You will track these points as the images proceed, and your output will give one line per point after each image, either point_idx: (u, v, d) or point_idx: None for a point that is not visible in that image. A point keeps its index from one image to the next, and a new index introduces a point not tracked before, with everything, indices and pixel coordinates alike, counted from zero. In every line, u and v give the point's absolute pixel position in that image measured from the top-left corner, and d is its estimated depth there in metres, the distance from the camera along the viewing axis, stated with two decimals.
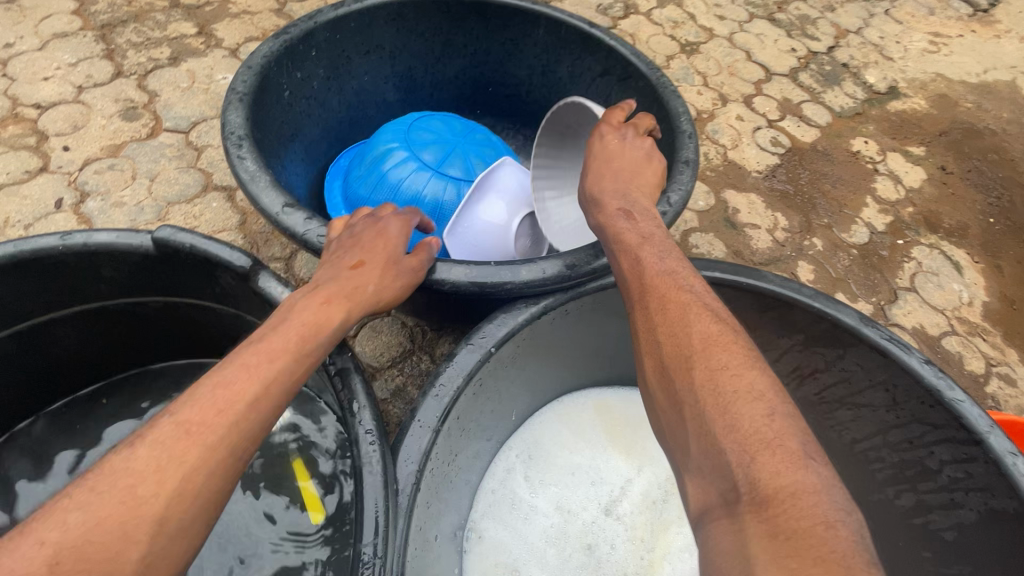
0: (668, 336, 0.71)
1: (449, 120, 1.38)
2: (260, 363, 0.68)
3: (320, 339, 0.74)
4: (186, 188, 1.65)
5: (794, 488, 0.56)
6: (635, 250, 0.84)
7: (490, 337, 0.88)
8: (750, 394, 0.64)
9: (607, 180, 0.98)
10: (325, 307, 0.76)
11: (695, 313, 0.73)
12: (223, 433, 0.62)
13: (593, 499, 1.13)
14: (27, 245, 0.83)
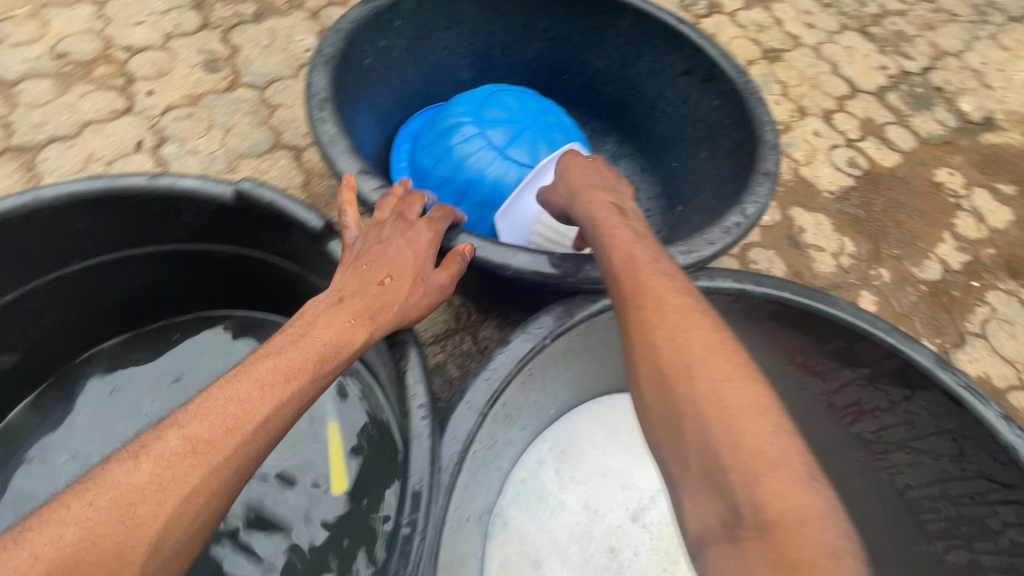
0: (668, 339, 0.71)
1: (523, 100, 1.37)
2: (273, 383, 0.69)
3: (336, 360, 0.74)
4: (256, 144, 1.69)
5: (798, 513, 0.56)
6: (629, 246, 0.84)
7: (546, 330, 0.87)
8: (751, 409, 0.64)
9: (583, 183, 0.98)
10: (344, 326, 0.76)
11: (691, 316, 0.74)
12: (226, 457, 0.63)
13: (621, 504, 1.11)
14: (118, 182, 0.86)
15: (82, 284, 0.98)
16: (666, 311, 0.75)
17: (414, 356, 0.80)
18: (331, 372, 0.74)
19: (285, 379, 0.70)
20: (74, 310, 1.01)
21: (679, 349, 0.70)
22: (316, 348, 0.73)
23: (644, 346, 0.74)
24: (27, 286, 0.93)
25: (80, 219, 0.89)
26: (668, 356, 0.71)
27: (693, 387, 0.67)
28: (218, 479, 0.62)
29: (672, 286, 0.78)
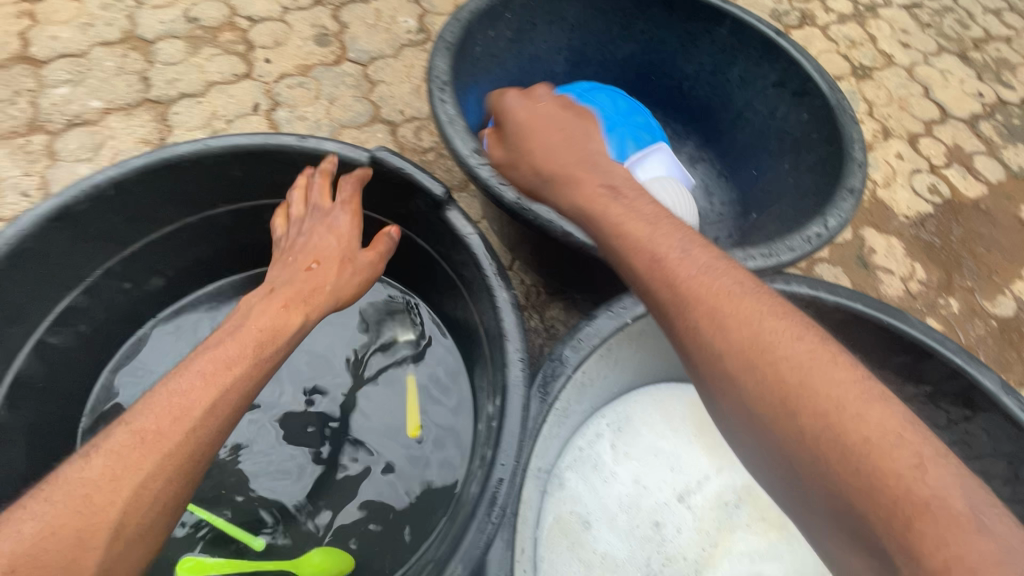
0: (746, 354, 0.72)
1: (616, 97, 1.45)
2: (219, 376, 0.77)
3: (273, 345, 0.85)
4: (357, 116, 1.83)
5: (961, 554, 0.54)
6: (651, 247, 0.84)
7: (629, 311, 0.96)
8: (879, 437, 0.63)
9: (513, 156, 1.04)
10: (280, 316, 0.88)
11: (773, 331, 0.73)
12: (178, 442, 0.71)
13: (669, 484, 1.19)
14: (271, 141, 0.99)
15: (224, 224, 1.14)
16: (751, 339, 0.73)
17: (515, 313, 0.86)
18: (270, 355, 0.84)
19: (230, 372, 0.78)
20: (212, 246, 1.16)
21: (765, 372, 0.71)
22: (250, 344, 0.82)
23: (727, 368, 0.73)
24: (181, 221, 1.08)
25: (234, 168, 1.03)
26: (759, 376, 0.71)
27: (781, 397, 0.69)
28: (169, 466, 0.70)
29: (740, 307, 0.75)
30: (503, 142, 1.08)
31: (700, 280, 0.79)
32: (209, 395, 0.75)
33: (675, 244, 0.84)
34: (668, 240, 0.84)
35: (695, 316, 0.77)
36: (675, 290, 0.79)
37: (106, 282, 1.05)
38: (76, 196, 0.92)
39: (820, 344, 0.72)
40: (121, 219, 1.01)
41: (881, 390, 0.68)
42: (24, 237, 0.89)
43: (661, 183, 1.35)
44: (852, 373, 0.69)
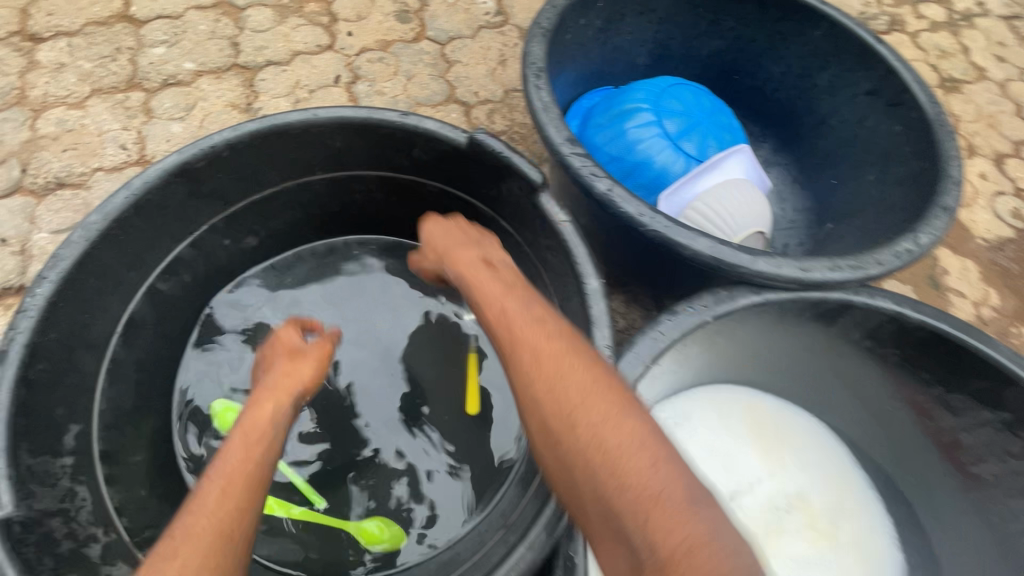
0: (550, 403, 0.69)
1: (700, 94, 1.44)
2: (227, 484, 0.67)
3: (261, 441, 0.75)
4: (433, 95, 1.85)
5: (688, 543, 0.57)
6: (500, 300, 0.81)
7: (710, 309, 0.97)
8: (625, 444, 0.65)
9: (446, 248, 0.95)
10: (258, 408, 0.80)
11: (534, 352, 0.73)
12: (240, 490, 0.67)
13: (721, 482, 1.19)
14: (375, 115, 1.02)
15: (317, 191, 1.18)
16: (512, 360, 0.75)
17: (603, 301, 0.88)
18: (283, 406, 0.82)
19: (237, 475, 0.69)
20: (304, 211, 1.21)
21: (538, 402, 0.71)
22: (236, 442, 0.73)
23: (525, 404, 0.73)
24: (281, 186, 1.13)
25: (336, 139, 1.07)
26: (540, 407, 0.70)
27: (588, 454, 0.65)
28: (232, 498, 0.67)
29: (532, 329, 0.76)
30: (447, 227, 0.99)
31: (513, 314, 0.78)
32: (227, 506, 0.66)
33: (500, 279, 0.86)
34: (504, 295, 0.82)
35: (504, 345, 0.77)
36: (508, 339, 0.77)
37: (209, 237, 1.12)
38: (196, 154, 0.98)
39: (556, 355, 0.73)
40: (229, 179, 1.06)
41: (609, 375, 0.72)
42: (149, 188, 0.96)
43: (740, 184, 1.34)
44: (616, 404, 0.68)
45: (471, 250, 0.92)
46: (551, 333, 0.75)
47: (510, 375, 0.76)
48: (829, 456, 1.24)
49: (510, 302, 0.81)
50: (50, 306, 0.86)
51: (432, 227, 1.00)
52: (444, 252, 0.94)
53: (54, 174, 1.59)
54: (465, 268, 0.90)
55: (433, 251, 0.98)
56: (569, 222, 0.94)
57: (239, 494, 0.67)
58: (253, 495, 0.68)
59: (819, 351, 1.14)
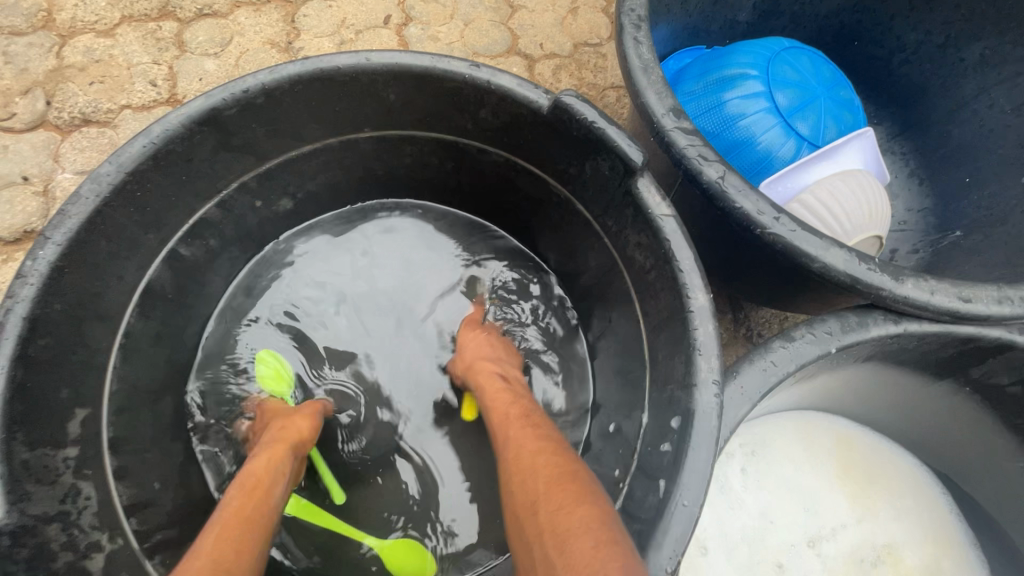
0: (519, 497, 0.67)
1: (819, 62, 1.18)
2: (223, 531, 0.67)
3: (263, 497, 0.74)
4: (493, 44, 1.56)
5: None
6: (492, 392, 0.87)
7: (836, 337, 0.80)
8: (575, 525, 0.60)
9: (469, 354, 0.95)
10: (260, 465, 0.78)
11: (516, 447, 0.74)
12: (238, 549, 0.65)
13: (800, 524, 1.04)
14: (441, 64, 0.84)
15: (362, 152, 1.01)
16: (500, 452, 0.76)
17: (712, 323, 0.71)
18: (285, 467, 0.79)
19: (232, 524, 0.68)
20: (347, 174, 1.04)
21: (509, 494, 0.70)
22: (234, 496, 0.73)
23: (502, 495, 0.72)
24: (323, 142, 0.97)
25: (390, 90, 0.89)
26: (511, 496, 0.69)
27: (539, 535, 0.62)
28: (232, 552, 0.65)
29: (517, 423, 0.79)
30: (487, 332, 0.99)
31: (503, 401, 0.84)
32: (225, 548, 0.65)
33: (507, 380, 0.89)
34: (495, 383, 0.87)
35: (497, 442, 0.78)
36: (501, 435, 0.78)
37: (239, 197, 0.97)
38: (226, 99, 0.82)
39: (537, 451, 0.72)
40: (263, 132, 0.90)
41: (564, 461, 0.70)
42: (171, 138, 0.81)
43: (863, 177, 1.09)
44: (573, 492, 0.65)
45: (490, 362, 0.92)
46: (536, 432, 0.77)
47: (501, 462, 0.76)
48: (925, 505, 1.07)
49: (514, 408, 0.83)
50: (55, 273, 0.74)
51: (466, 323, 1.01)
52: (472, 360, 0.93)
53: (80, 110, 1.43)
54: (483, 378, 0.89)
55: (461, 354, 0.96)
56: (674, 217, 0.76)
57: (234, 546, 0.66)
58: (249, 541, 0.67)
59: (937, 386, 0.97)
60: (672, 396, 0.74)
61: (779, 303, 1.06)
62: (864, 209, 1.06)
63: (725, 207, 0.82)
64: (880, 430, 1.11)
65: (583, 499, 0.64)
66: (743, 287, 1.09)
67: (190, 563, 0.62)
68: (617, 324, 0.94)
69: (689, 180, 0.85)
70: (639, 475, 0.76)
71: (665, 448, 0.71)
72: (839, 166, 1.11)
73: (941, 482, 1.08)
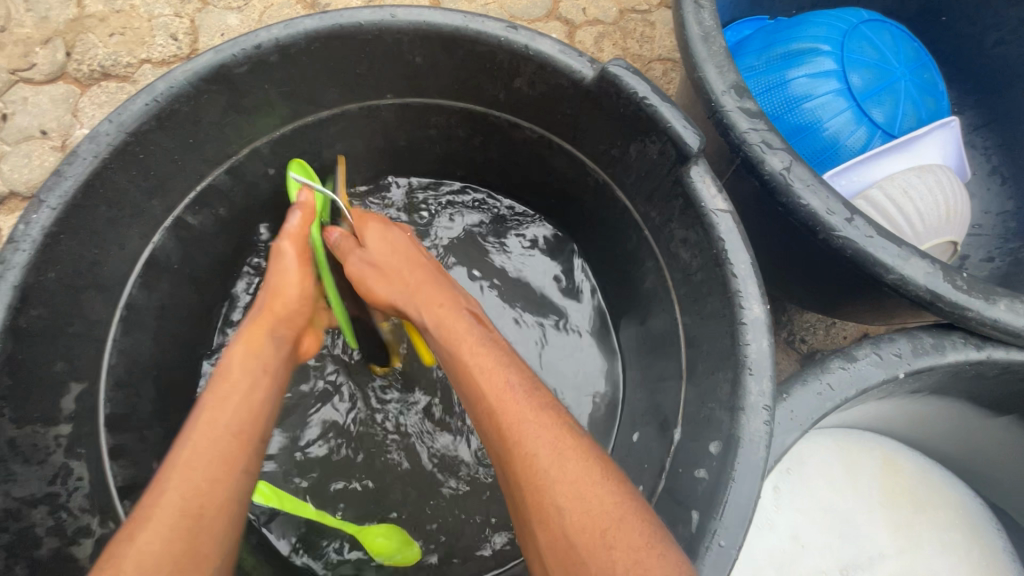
0: (560, 477, 0.55)
1: (902, 39, 1.04)
2: (193, 454, 0.56)
3: (241, 403, 0.63)
4: (532, 7, 1.40)
5: None
6: (446, 333, 0.70)
7: (905, 360, 0.70)
8: (625, 517, 0.54)
9: (401, 280, 0.77)
10: (239, 371, 0.66)
11: (548, 440, 0.58)
12: (203, 478, 0.55)
13: (838, 552, 0.94)
14: (474, 24, 0.75)
15: (383, 120, 0.92)
16: (495, 417, 0.60)
17: (767, 338, 0.62)
18: (263, 366, 0.68)
19: (205, 442, 0.58)
20: (366, 144, 0.96)
21: (553, 510, 0.54)
22: (204, 416, 0.61)
23: (529, 505, 0.56)
24: (342, 108, 0.89)
25: (416, 52, 0.80)
26: (558, 512, 0.54)
27: (593, 532, 0.52)
28: (199, 477, 0.54)
29: (531, 401, 0.61)
30: (413, 254, 0.82)
31: (481, 349, 0.67)
32: (199, 481, 0.54)
33: (464, 320, 0.72)
34: (455, 325, 0.71)
35: (487, 418, 0.61)
36: (494, 410, 0.61)
37: (251, 164, 0.90)
38: (236, 55, 0.74)
39: (571, 454, 0.57)
40: (276, 94, 0.82)
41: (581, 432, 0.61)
42: (176, 97, 0.74)
43: (944, 174, 0.96)
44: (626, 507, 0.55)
45: (440, 292, 0.76)
46: (550, 406, 0.62)
47: (481, 427, 0.62)
48: (982, 543, 0.95)
49: (483, 345, 0.68)
50: (50, 239, 0.68)
51: (375, 233, 0.83)
52: (409, 285, 0.77)
53: (99, 63, 1.35)
54: (440, 312, 0.72)
55: (384, 276, 0.79)
56: (731, 213, 0.66)
57: (205, 475, 0.55)
58: (232, 467, 0.57)
59: (1006, 416, 0.86)
60: (712, 416, 0.66)
61: (827, 310, 0.96)
62: (943, 208, 0.92)
63: (785, 207, 0.72)
64: (931, 455, 1.01)
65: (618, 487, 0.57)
66: (787, 288, 0.99)
67: (158, 499, 0.53)
68: (650, 325, 0.86)
69: (747, 170, 0.74)
70: (667, 497, 0.69)
71: (701, 475, 0.63)
72: (912, 159, 0.98)
73: (999, 518, 0.97)
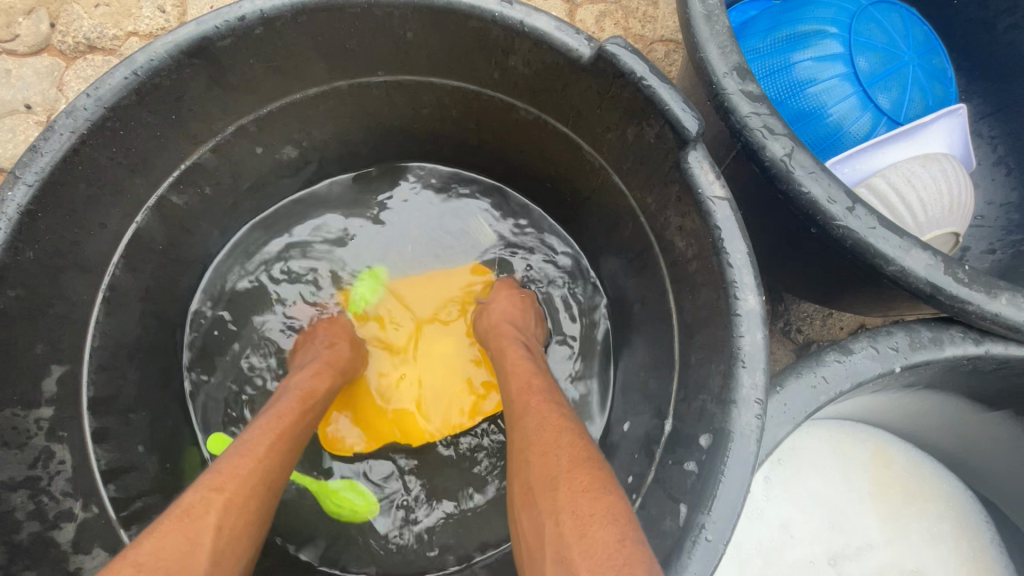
0: (538, 469, 0.60)
1: (911, 22, 1.00)
2: (277, 439, 0.68)
3: (313, 407, 0.76)
4: None
5: None
6: (505, 361, 0.79)
7: (902, 354, 0.69)
8: (593, 501, 0.55)
9: (489, 318, 0.89)
10: (316, 378, 0.80)
11: (538, 418, 0.66)
12: (275, 464, 0.66)
13: (825, 542, 0.94)
14: None
15: (375, 98, 0.90)
16: (518, 416, 0.70)
17: (761, 331, 0.61)
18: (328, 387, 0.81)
19: (283, 437, 0.69)
20: (356, 122, 0.93)
21: (527, 490, 0.60)
22: (292, 404, 0.74)
23: (514, 469, 0.65)
24: (330, 85, 0.85)
25: (407, 28, 0.76)
26: (527, 468, 0.61)
27: (554, 512, 0.55)
28: (270, 459, 0.65)
29: (538, 397, 0.71)
30: (514, 298, 0.92)
31: (537, 374, 0.76)
32: (274, 461, 0.66)
33: (517, 343, 0.83)
34: (509, 347, 0.82)
35: (514, 412, 0.71)
36: (525, 398, 0.71)
37: (237, 142, 0.87)
38: (218, 27, 0.70)
39: (557, 427, 0.65)
40: (262, 69, 0.78)
41: (585, 440, 0.64)
42: (157, 70, 0.71)
43: (949, 163, 0.93)
44: (599, 477, 0.58)
45: (516, 331, 0.86)
46: (567, 428, 0.65)
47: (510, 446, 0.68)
48: (969, 535, 0.95)
49: (534, 376, 0.75)
50: (26, 218, 0.66)
51: (496, 291, 0.94)
52: (494, 323, 0.88)
53: (84, 35, 1.27)
54: (505, 344, 0.82)
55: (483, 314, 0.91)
56: (729, 200, 0.64)
57: (275, 459, 0.66)
58: (289, 457, 0.69)
59: (997, 412, 0.86)
60: (703, 409, 0.65)
61: (825, 301, 0.95)
62: (947, 196, 0.91)
63: (787, 196, 0.70)
64: (922, 448, 1.00)
65: (609, 483, 0.58)
66: (783, 275, 0.97)
67: (243, 465, 0.63)
68: (643, 314, 0.84)
69: (747, 156, 0.72)
70: (655, 490, 0.69)
71: (689, 468, 0.63)
72: (917, 148, 0.95)
73: (988, 512, 0.96)
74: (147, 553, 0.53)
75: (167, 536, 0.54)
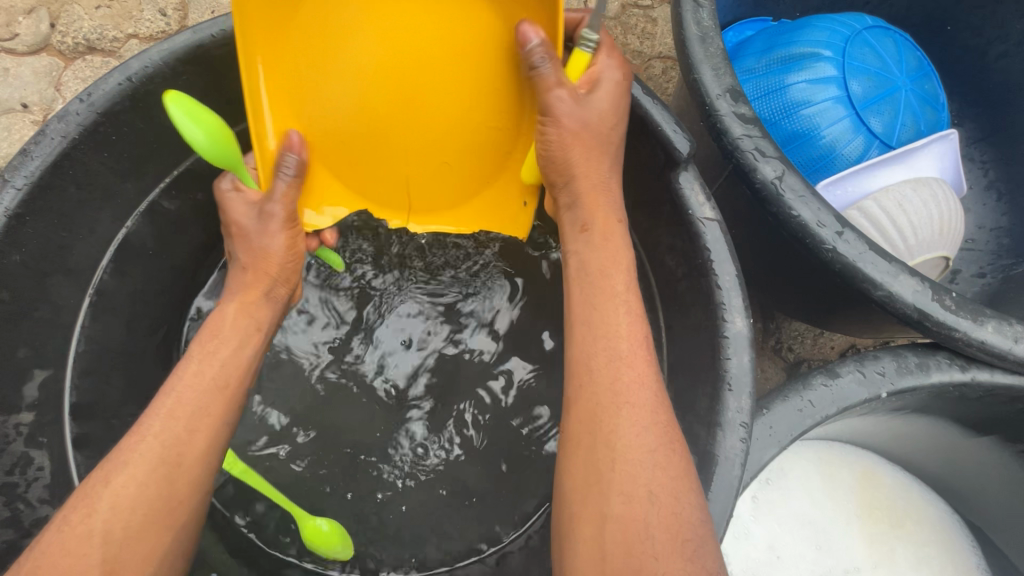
0: (668, 505, 0.52)
1: (906, 47, 1.01)
2: (174, 409, 0.62)
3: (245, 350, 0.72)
4: None
5: None
6: (598, 311, 0.62)
7: (889, 379, 0.69)
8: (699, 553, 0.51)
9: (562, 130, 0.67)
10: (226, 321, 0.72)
11: (660, 427, 0.56)
12: (194, 441, 0.62)
13: (813, 564, 0.93)
14: None
15: None
16: (629, 404, 0.56)
17: (748, 354, 0.61)
18: (242, 327, 0.73)
19: (190, 395, 0.64)
20: None
21: (640, 535, 0.51)
22: (191, 363, 0.67)
23: (617, 494, 0.53)
24: None
25: None
26: (648, 503, 0.52)
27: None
28: (175, 424, 0.62)
29: (653, 377, 0.59)
30: (609, 105, 0.67)
31: (637, 325, 0.61)
32: (179, 431, 0.61)
33: (629, 254, 0.67)
34: (615, 254, 0.66)
35: (625, 388, 0.57)
36: (611, 365, 0.58)
37: None
38: (215, 35, 0.72)
39: (666, 440, 0.56)
40: None
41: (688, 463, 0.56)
42: (151, 77, 0.71)
43: (940, 187, 0.94)
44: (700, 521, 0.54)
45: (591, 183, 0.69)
46: (676, 443, 0.56)
47: (601, 448, 0.55)
48: (957, 558, 0.95)
49: (638, 332, 0.61)
50: (15, 221, 0.66)
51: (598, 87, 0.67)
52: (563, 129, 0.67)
53: (84, 36, 1.27)
54: (607, 285, 0.64)
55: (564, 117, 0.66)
56: (718, 222, 0.65)
57: (188, 417, 0.63)
58: (214, 419, 0.64)
59: (984, 437, 0.86)
60: (690, 430, 0.64)
61: (813, 321, 0.95)
62: (938, 214, 0.91)
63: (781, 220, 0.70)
64: (909, 469, 1.00)
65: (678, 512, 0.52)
66: (772, 295, 0.97)
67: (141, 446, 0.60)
68: None
69: (739, 177, 0.73)
70: None
71: None
72: (910, 170, 0.95)
73: (974, 535, 0.96)
74: (65, 547, 0.54)
75: (60, 547, 0.54)
